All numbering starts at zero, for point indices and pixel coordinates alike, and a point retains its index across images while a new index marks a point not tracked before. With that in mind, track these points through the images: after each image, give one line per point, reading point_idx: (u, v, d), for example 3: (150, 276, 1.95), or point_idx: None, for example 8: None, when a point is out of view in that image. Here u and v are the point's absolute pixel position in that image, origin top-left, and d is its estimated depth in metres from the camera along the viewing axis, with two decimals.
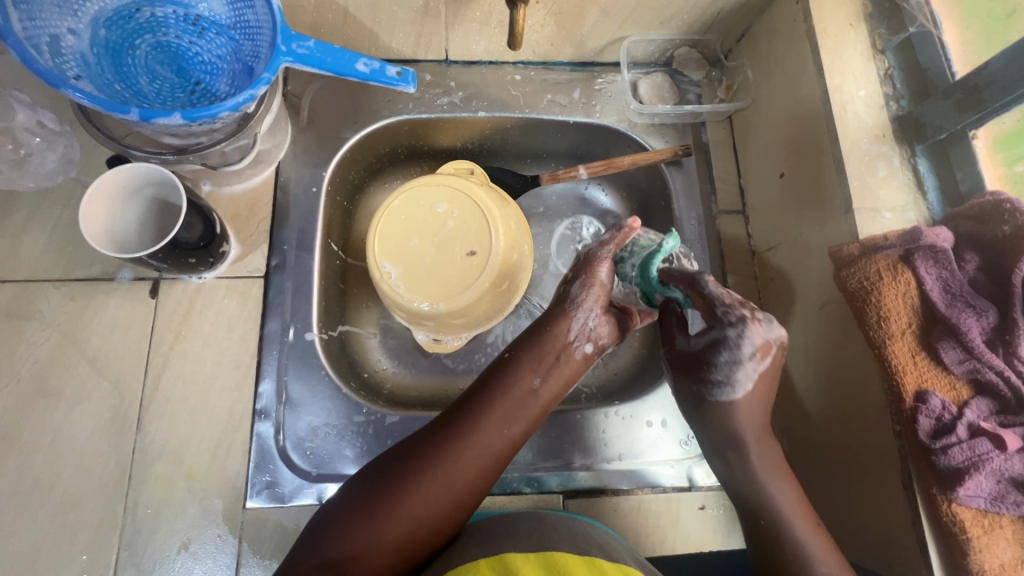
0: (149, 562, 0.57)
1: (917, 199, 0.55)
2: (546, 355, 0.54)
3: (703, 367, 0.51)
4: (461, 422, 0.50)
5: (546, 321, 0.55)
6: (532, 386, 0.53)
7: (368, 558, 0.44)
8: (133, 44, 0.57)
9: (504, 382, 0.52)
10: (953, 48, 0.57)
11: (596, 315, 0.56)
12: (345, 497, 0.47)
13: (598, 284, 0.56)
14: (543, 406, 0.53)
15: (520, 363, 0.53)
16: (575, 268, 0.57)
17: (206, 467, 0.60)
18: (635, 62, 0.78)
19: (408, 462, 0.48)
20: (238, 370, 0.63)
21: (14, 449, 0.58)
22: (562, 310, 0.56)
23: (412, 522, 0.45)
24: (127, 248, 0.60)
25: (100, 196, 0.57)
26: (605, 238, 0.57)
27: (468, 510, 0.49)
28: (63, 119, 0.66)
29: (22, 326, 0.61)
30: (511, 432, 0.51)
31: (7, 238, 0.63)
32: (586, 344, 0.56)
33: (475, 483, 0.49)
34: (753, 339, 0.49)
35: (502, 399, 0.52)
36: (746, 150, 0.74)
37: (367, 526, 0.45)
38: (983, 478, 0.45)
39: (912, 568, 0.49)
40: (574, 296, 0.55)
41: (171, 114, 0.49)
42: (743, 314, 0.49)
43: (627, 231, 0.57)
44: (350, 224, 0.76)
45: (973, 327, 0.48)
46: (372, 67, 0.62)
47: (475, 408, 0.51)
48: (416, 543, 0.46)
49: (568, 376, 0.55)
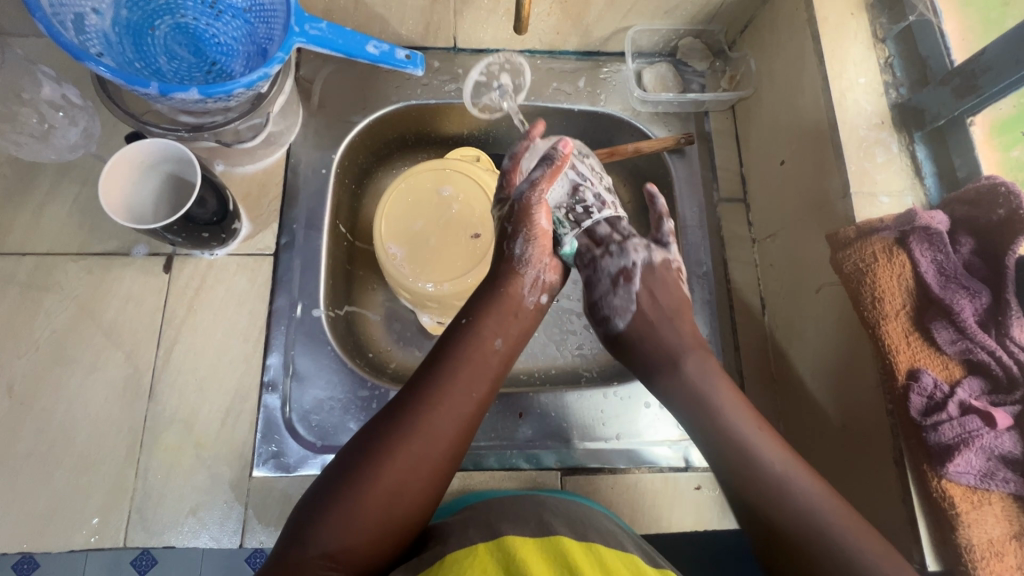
0: (158, 526, 0.59)
1: (914, 185, 0.56)
2: (505, 317, 0.57)
3: (593, 308, 0.62)
4: (428, 391, 0.51)
5: (497, 283, 0.58)
6: (494, 347, 0.55)
7: (356, 538, 0.44)
8: (153, 24, 0.59)
9: (467, 347, 0.54)
10: (952, 37, 0.58)
11: (544, 265, 0.59)
12: (327, 479, 0.47)
13: (538, 233, 0.58)
14: (505, 365, 0.56)
15: (481, 329, 0.55)
16: (512, 218, 0.58)
17: (214, 437, 0.62)
18: (640, 52, 0.79)
19: (380, 440, 0.48)
20: (248, 343, 0.65)
21: (32, 414, 0.60)
22: (510, 269, 0.58)
23: (397, 494, 0.46)
24: (139, 217, 0.62)
25: (122, 166, 0.60)
26: (536, 177, 0.56)
27: (449, 476, 0.50)
28: (85, 97, 0.69)
29: (41, 297, 0.63)
30: (480, 392, 0.52)
31: (28, 211, 0.66)
32: (540, 295, 0.60)
33: (450, 447, 0.49)
34: (607, 272, 0.60)
35: (466, 362, 0.53)
36: (747, 140, 0.75)
37: (349, 503, 0.45)
38: (973, 455, 0.45)
39: (903, 545, 0.50)
40: (521, 253, 0.58)
41: (189, 89, 0.51)
42: (593, 256, 0.61)
43: (559, 161, 0.55)
44: (358, 208, 0.78)
45: (966, 308, 0.48)
46: (382, 49, 0.67)
47: (441, 375, 0.52)
48: (403, 514, 0.46)
49: (526, 329, 0.58)
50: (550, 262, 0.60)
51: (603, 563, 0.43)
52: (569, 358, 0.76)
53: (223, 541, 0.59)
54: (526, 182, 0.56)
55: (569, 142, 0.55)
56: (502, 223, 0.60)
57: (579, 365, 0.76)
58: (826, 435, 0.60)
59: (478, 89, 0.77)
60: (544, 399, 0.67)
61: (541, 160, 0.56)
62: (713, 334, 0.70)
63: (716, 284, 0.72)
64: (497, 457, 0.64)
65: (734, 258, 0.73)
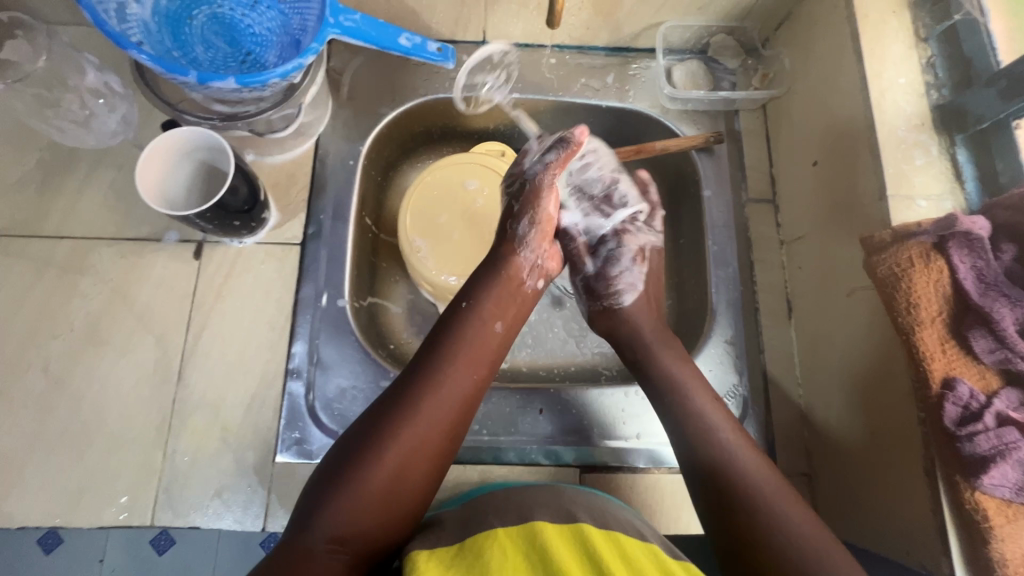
0: (185, 507, 0.60)
1: (954, 188, 0.54)
2: (503, 301, 0.57)
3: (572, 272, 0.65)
4: (427, 376, 0.50)
5: (494, 267, 0.58)
6: (493, 329, 0.55)
7: (364, 516, 0.45)
8: (191, 14, 0.60)
9: (467, 331, 0.54)
10: (999, 38, 0.56)
11: (544, 250, 0.62)
12: (330, 465, 0.47)
13: (545, 216, 0.60)
14: (503, 348, 0.56)
15: (480, 311, 0.56)
16: (521, 196, 0.61)
17: (239, 422, 0.63)
18: (670, 49, 0.78)
19: (381, 423, 0.48)
20: (273, 331, 0.66)
21: (67, 393, 0.62)
22: (511, 250, 0.59)
23: (401, 477, 0.46)
24: (175, 201, 0.64)
25: (161, 149, 0.61)
26: (550, 160, 0.60)
27: (450, 455, 0.50)
28: (123, 84, 0.70)
29: (77, 280, 0.65)
30: (479, 372, 0.53)
31: (66, 196, 0.67)
32: (538, 278, 0.61)
33: (453, 427, 0.50)
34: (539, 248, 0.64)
35: (466, 344, 0.53)
36: (779, 140, 0.74)
37: (355, 486, 0.45)
38: (1009, 468, 0.44)
39: (931, 557, 0.49)
40: (523, 233, 0.60)
41: (225, 78, 0.52)
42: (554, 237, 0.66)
43: (572, 146, 0.60)
44: (383, 200, 0.79)
45: (1007, 317, 0.47)
46: (414, 42, 0.69)
47: (441, 357, 0.52)
48: (407, 493, 0.47)
49: (521, 314, 0.59)
50: (549, 244, 0.62)
51: (624, 550, 0.42)
52: (589, 355, 0.76)
53: (246, 524, 0.60)
54: (539, 164, 0.61)
55: (584, 129, 0.60)
56: (511, 200, 0.62)
57: (599, 363, 0.75)
58: (853, 443, 0.59)
59: (483, 64, 0.76)
60: (564, 396, 0.67)
61: (551, 146, 0.61)
62: (737, 336, 0.70)
63: (742, 285, 0.71)
64: (516, 451, 0.65)
65: (761, 259, 0.72)
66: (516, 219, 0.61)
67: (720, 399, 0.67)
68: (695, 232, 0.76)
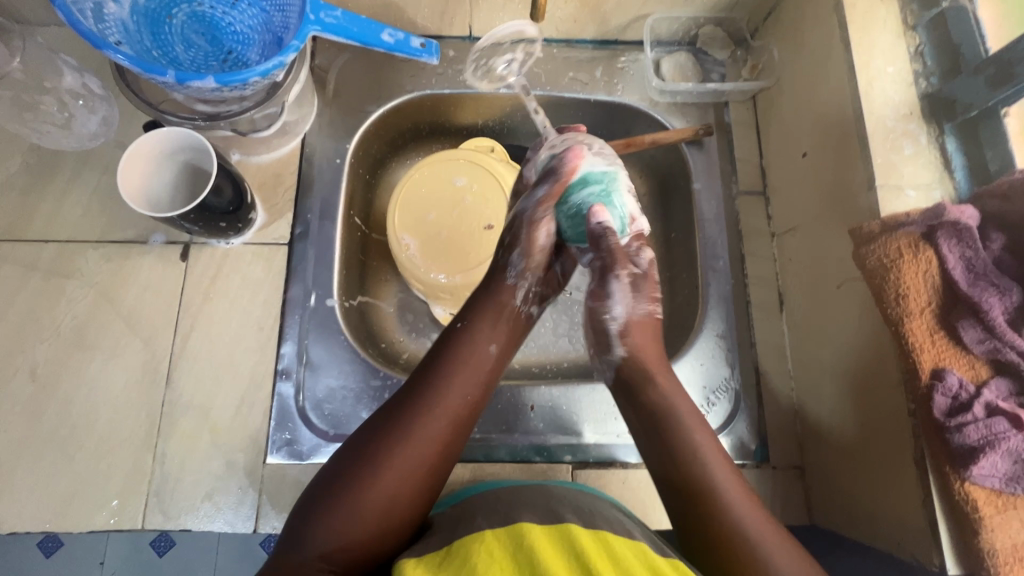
0: (175, 511, 0.59)
1: (943, 178, 0.54)
2: (498, 321, 0.56)
3: None
4: (418, 399, 0.50)
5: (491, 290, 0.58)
6: (487, 350, 0.54)
7: (352, 537, 0.44)
8: (170, 12, 0.59)
9: (460, 350, 0.53)
10: (988, 23, 0.55)
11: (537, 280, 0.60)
12: (323, 480, 0.47)
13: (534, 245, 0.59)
14: (501, 369, 0.55)
15: (474, 332, 0.55)
16: (513, 228, 0.60)
17: (229, 423, 0.62)
18: (658, 41, 0.78)
19: (370, 446, 0.48)
20: (262, 332, 0.65)
21: (54, 398, 0.62)
22: (505, 271, 0.58)
23: (390, 499, 0.46)
24: (158, 181, 0.64)
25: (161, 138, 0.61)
26: (541, 196, 0.60)
27: (441, 478, 0.49)
28: (106, 86, 0.70)
29: (62, 283, 0.65)
30: (473, 393, 0.52)
31: (51, 199, 0.67)
32: (532, 306, 0.59)
33: (444, 450, 0.49)
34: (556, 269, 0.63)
35: (460, 364, 0.53)
36: (769, 131, 0.73)
37: (343, 508, 0.45)
38: (998, 458, 0.44)
39: (922, 548, 0.49)
40: (514, 263, 0.58)
41: (205, 77, 0.51)
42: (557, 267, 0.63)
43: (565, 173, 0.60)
44: (372, 199, 0.78)
45: (995, 306, 0.46)
46: (397, 38, 0.69)
47: (435, 379, 0.51)
48: (398, 515, 0.46)
49: (518, 334, 0.57)
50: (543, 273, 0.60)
51: (612, 552, 0.42)
52: (581, 351, 0.76)
53: (238, 525, 0.59)
54: (533, 198, 0.60)
55: (577, 153, 0.61)
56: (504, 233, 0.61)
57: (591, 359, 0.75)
58: (848, 437, 0.58)
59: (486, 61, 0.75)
60: (556, 392, 0.67)
61: (546, 173, 0.61)
62: (729, 330, 0.69)
63: (734, 279, 0.71)
64: (509, 449, 0.65)
65: (752, 252, 0.71)
66: (506, 250, 0.60)
67: (713, 392, 0.67)
68: (687, 226, 0.75)
